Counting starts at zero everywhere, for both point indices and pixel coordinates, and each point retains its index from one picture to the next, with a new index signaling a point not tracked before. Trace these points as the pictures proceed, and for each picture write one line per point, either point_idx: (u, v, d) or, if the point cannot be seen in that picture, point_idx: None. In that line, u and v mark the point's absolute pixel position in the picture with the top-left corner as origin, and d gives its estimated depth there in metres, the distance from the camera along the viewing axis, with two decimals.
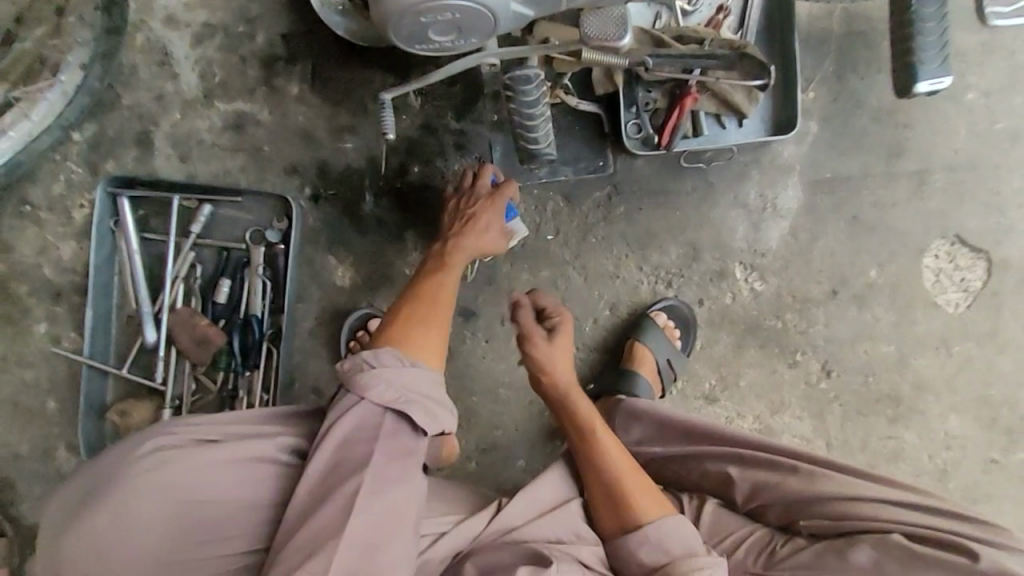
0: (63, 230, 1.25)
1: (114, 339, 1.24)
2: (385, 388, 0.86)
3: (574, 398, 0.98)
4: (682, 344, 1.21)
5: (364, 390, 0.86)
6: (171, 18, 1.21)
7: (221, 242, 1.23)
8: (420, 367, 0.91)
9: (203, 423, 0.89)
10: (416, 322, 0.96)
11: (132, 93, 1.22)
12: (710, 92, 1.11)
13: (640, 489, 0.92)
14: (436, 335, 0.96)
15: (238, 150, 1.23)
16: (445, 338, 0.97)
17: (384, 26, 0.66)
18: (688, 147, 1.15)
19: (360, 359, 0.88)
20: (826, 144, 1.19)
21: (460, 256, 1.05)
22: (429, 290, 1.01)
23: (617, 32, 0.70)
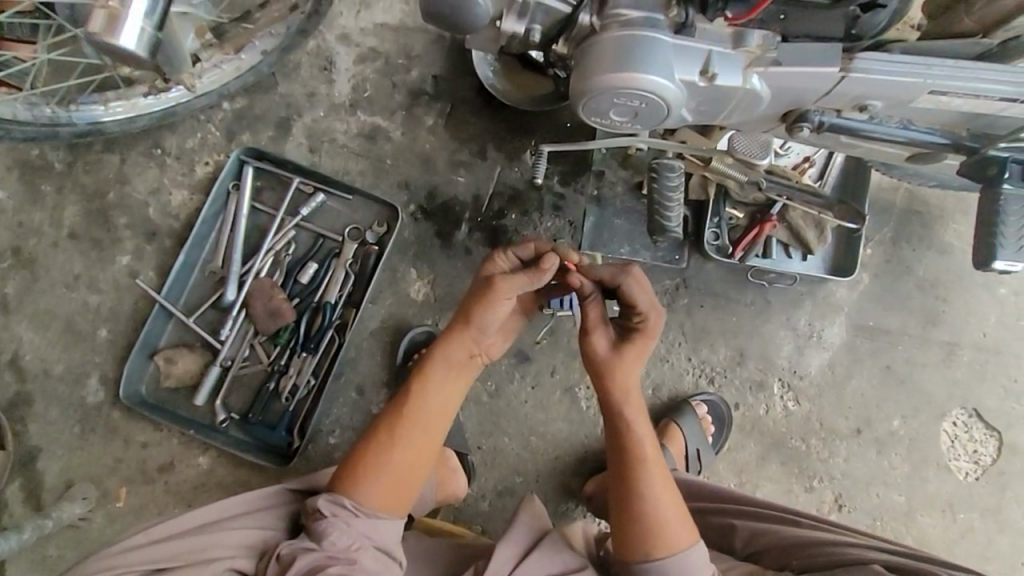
0: (181, 178, 1.35)
1: (192, 288, 1.30)
2: (341, 535, 0.86)
3: (624, 397, 0.92)
4: (713, 440, 1.27)
5: (322, 540, 0.85)
6: (345, 35, 1.39)
7: (320, 230, 1.32)
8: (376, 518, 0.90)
9: (138, 541, 0.86)
10: (374, 464, 0.92)
11: (289, 84, 1.37)
12: (786, 223, 1.27)
13: (672, 513, 0.90)
14: (393, 481, 0.92)
15: (363, 156, 1.36)
16: (406, 486, 0.92)
17: (580, 94, 0.79)
18: (757, 265, 1.29)
19: (318, 505, 0.88)
20: (873, 296, 1.33)
21: (441, 385, 0.94)
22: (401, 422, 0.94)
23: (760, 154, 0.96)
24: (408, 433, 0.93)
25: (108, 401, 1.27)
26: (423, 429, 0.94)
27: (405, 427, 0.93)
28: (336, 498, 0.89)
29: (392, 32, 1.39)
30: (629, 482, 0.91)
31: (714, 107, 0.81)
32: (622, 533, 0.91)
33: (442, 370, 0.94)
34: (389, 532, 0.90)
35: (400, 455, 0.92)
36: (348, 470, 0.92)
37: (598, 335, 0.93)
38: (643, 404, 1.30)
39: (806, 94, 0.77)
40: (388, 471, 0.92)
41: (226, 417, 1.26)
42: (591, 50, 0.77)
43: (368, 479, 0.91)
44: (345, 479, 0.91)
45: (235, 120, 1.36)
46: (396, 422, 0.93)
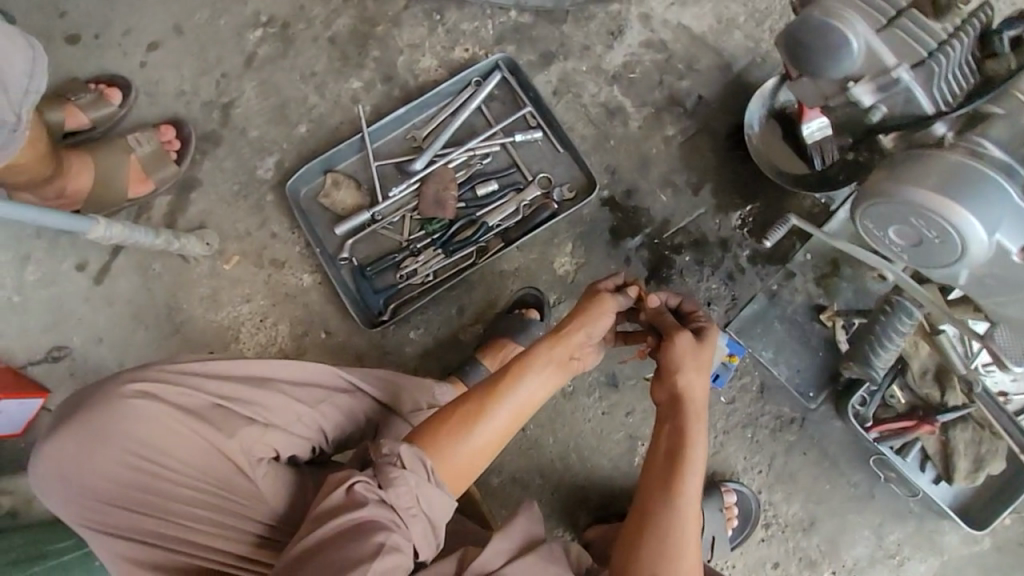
0: (439, 50, 1.42)
1: (390, 139, 1.37)
2: (407, 495, 0.82)
3: (686, 411, 0.88)
4: (733, 534, 1.19)
5: (390, 488, 0.81)
6: (647, 17, 1.40)
7: (519, 162, 1.35)
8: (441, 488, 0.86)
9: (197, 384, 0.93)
10: (460, 428, 0.91)
11: (573, 29, 1.41)
12: (942, 436, 1.15)
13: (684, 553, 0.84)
14: (468, 457, 0.90)
15: (594, 125, 1.37)
16: (475, 468, 0.91)
17: (882, 194, 0.75)
18: (886, 455, 1.16)
19: (396, 453, 0.83)
20: (980, 563, 1.18)
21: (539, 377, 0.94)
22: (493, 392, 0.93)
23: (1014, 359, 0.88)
24: (498, 417, 0.92)
25: (271, 183, 1.38)
26: (511, 418, 0.93)
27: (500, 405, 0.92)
28: (417, 453, 0.85)
29: (689, 38, 1.39)
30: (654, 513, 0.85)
31: (999, 282, 0.76)
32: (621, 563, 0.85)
33: (543, 370, 0.94)
34: (442, 505, 0.85)
35: (487, 435, 0.91)
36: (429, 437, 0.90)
37: (680, 337, 0.90)
38: None
39: None
40: (470, 444, 0.90)
41: (347, 258, 1.32)
42: (922, 162, 0.74)
43: (446, 444, 0.90)
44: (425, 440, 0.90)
45: (512, 30, 1.42)
46: (491, 399, 0.92)
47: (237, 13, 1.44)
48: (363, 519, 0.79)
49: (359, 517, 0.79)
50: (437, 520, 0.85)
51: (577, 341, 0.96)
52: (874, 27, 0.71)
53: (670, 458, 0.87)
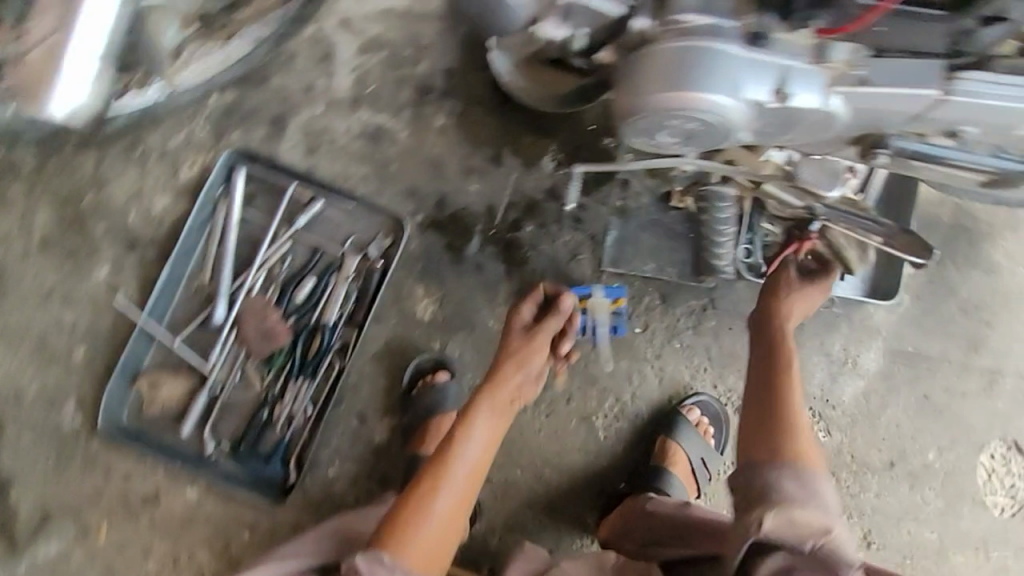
0: (163, 182, 1.22)
1: (178, 305, 1.18)
2: None
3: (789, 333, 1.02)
4: (716, 442, 1.21)
5: None
6: (347, 22, 1.24)
7: (318, 242, 1.20)
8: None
9: None
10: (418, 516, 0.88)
11: (283, 77, 1.23)
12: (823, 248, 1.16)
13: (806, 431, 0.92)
14: (436, 539, 0.89)
15: (366, 159, 1.23)
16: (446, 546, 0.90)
17: (626, 115, 0.68)
18: None
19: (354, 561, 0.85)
20: (914, 319, 1.24)
21: (479, 428, 0.92)
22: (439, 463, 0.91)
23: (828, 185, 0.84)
24: (452, 487, 0.90)
25: (86, 427, 1.16)
26: (465, 481, 0.91)
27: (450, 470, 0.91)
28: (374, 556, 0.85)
29: (399, 20, 1.25)
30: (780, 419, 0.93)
31: (781, 128, 0.70)
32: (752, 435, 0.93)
33: (485, 419, 0.92)
34: None
35: (445, 509, 0.89)
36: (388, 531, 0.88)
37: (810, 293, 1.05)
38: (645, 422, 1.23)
39: (890, 120, 0.66)
40: (433, 525, 0.89)
41: (217, 447, 1.16)
42: (643, 61, 0.66)
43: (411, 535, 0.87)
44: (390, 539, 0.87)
45: (223, 116, 1.23)
46: (442, 470, 0.90)
47: None
48: None
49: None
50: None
51: (514, 375, 0.94)
52: None
53: (786, 384, 0.96)
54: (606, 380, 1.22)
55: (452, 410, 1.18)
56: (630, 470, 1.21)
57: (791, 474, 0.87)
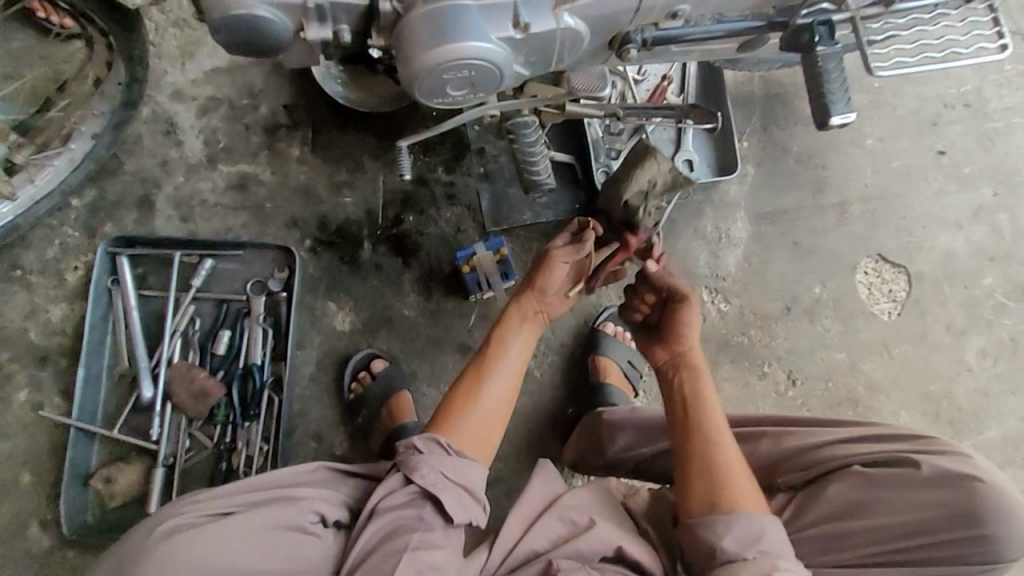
0: (54, 292, 1.25)
1: (107, 397, 1.22)
2: (429, 473, 0.89)
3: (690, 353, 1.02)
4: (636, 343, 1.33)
5: (414, 476, 0.89)
6: (178, 92, 1.30)
7: (220, 295, 1.26)
8: (464, 457, 0.93)
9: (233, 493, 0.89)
10: (470, 398, 0.98)
11: (136, 159, 1.29)
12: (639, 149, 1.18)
13: (739, 473, 0.91)
14: (484, 422, 0.97)
15: (240, 207, 1.30)
16: (495, 430, 0.97)
17: (410, 83, 0.78)
18: None
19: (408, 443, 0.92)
20: (763, 183, 1.40)
21: (525, 324, 1.06)
22: (495, 351, 1.02)
23: (600, 85, 0.95)
24: (500, 377, 1.00)
25: (56, 543, 1.18)
26: (512, 372, 1.02)
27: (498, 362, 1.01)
28: (434, 436, 0.92)
29: (226, 75, 1.32)
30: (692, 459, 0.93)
31: (542, 52, 0.81)
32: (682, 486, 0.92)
33: (523, 323, 1.05)
34: (468, 471, 0.92)
35: (496, 393, 0.99)
36: (445, 412, 0.97)
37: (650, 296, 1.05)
38: (573, 349, 1.33)
39: (619, 16, 0.79)
40: (486, 405, 0.98)
41: None
42: (406, 33, 0.75)
43: (462, 417, 0.96)
44: (443, 418, 0.96)
45: (91, 214, 1.27)
46: (496, 351, 1.02)
47: None
48: (382, 529, 0.87)
49: (386, 525, 0.87)
50: (466, 484, 0.91)
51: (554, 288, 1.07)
52: None
53: (690, 394, 0.99)
54: None
55: (403, 386, 1.26)
56: (573, 396, 1.31)
57: (728, 528, 0.86)
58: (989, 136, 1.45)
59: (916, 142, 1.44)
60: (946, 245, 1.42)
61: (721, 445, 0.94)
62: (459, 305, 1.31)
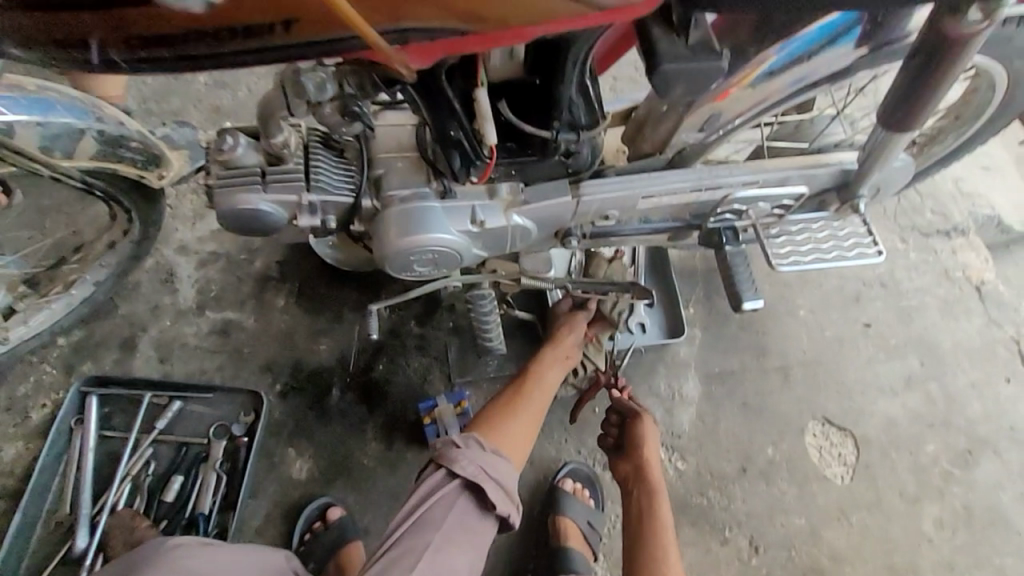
0: (14, 430, 1.26)
1: (36, 548, 1.16)
2: (468, 466, 1.03)
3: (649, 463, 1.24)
4: (595, 501, 1.32)
5: (454, 467, 1.03)
6: (183, 246, 1.46)
7: (181, 438, 1.28)
8: (500, 458, 1.07)
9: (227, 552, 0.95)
10: (504, 418, 1.16)
11: (130, 303, 1.39)
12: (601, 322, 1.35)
13: None
14: (518, 443, 1.14)
15: (218, 351, 1.37)
16: (525, 449, 1.14)
17: (383, 260, 0.93)
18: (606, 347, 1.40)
19: (449, 440, 1.07)
20: (710, 345, 1.53)
21: (548, 368, 1.26)
22: (528, 384, 1.23)
23: (545, 267, 1.08)
24: (527, 411, 1.18)
25: None
26: (537, 406, 1.20)
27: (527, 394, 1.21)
28: (473, 434, 1.07)
29: (229, 232, 1.48)
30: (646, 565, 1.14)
31: (496, 241, 0.97)
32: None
33: (548, 367, 1.26)
34: (505, 468, 1.06)
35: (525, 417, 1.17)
36: (484, 424, 1.15)
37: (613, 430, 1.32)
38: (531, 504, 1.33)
39: (560, 217, 0.96)
40: (514, 432, 1.14)
41: None
42: (382, 222, 0.91)
43: (500, 428, 1.14)
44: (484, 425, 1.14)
45: (73, 353, 1.33)
46: (524, 387, 1.22)
47: None
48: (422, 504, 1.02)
49: (421, 508, 1.01)
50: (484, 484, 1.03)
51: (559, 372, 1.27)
52: (260, 189, 0.86)
53: (643, 506, 1.20)
54: None
55: (355, 538, 1.22)
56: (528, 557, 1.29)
57: None
58: (909, 312, 1.63)
59: (843, 313, 1.61)
60: (886, 411, 1.51)
61: (659, 534, 1.16)
62: (419, 455, 1.32)
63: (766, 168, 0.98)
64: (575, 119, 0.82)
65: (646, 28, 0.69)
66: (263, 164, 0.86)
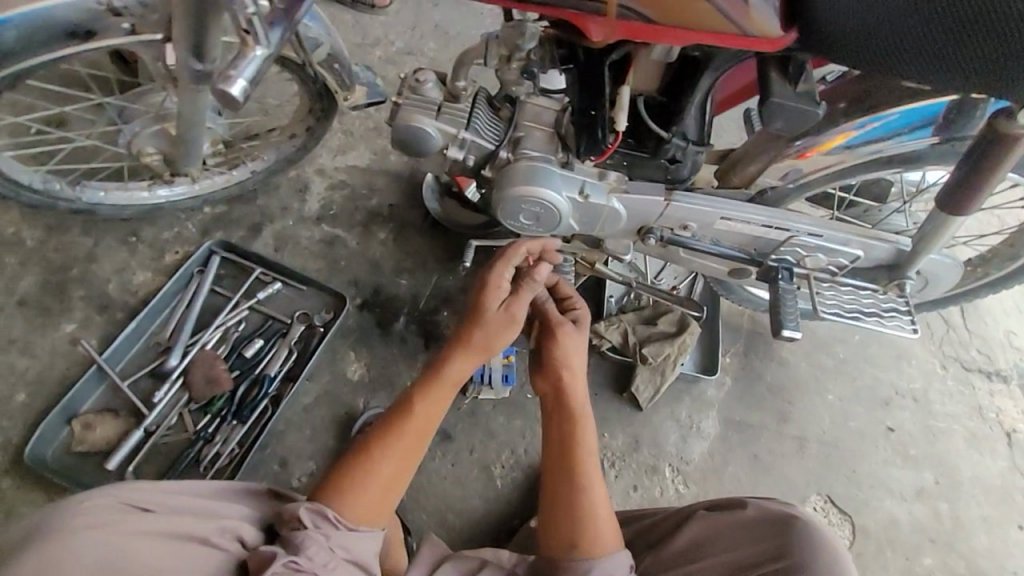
0: (149, 262, 1.50)
1: (133, 357, 1.37)
2: (324, 553, 0.85)
3: (571, 381, 1.08)
4: None
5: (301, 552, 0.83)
6: (321, 170, 1.73)
7: (272, 312, 1.49)
8: (363, 530, 0.92)
9: (162, 497, 0.86)
10: (364, 464, 0.97)
11: (267, 198, 1.65)
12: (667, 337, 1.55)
13: (602, 518, 1.01)
14: (376, 491, 0.96)
15: (321, 257, 1.61)
16: (389, 500, 0.97)
17: (499, 201, 1.13)
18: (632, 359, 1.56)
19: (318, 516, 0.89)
20: (737, 395, 1.63)
21: (444, 386, 1.04)
22: (409, 423, 1.00)
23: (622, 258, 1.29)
24: (399, 446, 0.99)
25: (3, 469, 1.22)
26: (414, 438, 1.00)
27: (398, 443, 0.99)
28: (323, 509, 0.90)
29: (360, 170, 1.75)
30: (561, 480, 1.03)
31: (590, 218, 1.17)
32: (550, 524, 1.02)
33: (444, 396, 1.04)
34: (371, 542, 0.92)
35: (390, 468, 0.97)
36: (347, 470, 0.97)
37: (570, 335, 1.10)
38: (539, 471, 1.41)
39: (649, 214, 1.15)
40: (379, 474, 0.96)
41: None
42: (511, 171, 1.12)
43: (358, 486, 0.95)
44: (336, 485, 0.95)
45: (212, 220, 1.59)
46: (407, 422, 1.00)
47: None
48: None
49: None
50: (362, 560, 0.90)
51: (457, 370, 1.05)
52: (432, 115, 1.09)
53: (561, 405, 1.08)
54: (500, 435, 1.44)
55: None
56: (522, 513, 1.37)
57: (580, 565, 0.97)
58: (934, 431, 1.68)
59: (869, 410, 1.69)
60: (890, 511, 1.55)
61: (583, 442, 1.05)
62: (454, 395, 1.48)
63: (832, 226, 1.15)
64: (688, 131, 1.04)
65: (767, 71, 0.89)
66: (441, 100, 1.10)
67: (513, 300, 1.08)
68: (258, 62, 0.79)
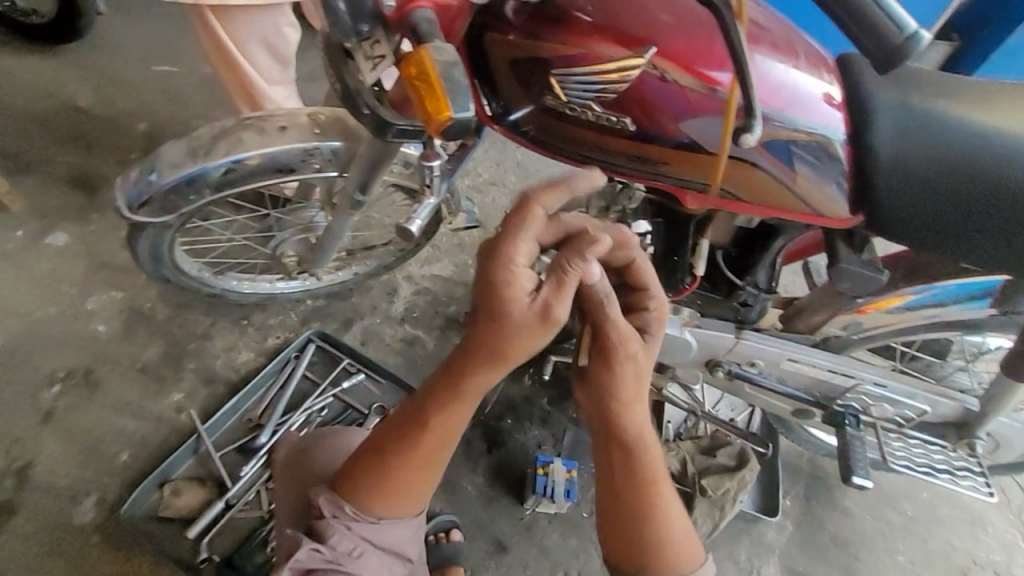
0: (254, 344, 1.68)
1: (226, 430, 1.49)
2: (345, 541, 0.95)
3: (619, 403, 0.89)
4: None
5: (327, 542, 0.95)
6: (410, 275, 1.93)
7: (352, 402, 1.61)
8: (389, 522, 0.99)
9: None
10: (382, 469, 0.95)
11: (360, 296, 1.85)
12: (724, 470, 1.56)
13: (656, 553, 0.94)
14: (408, 478, 0.95)
15: (401, 355, 1.75)
16: (423, 488, 0.97)
17: None
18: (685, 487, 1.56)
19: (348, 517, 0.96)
20: (798, 543, 1.58)
21: (462, 406, 0.89)
22: (412, 432, 0.93)
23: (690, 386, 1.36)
24: (416, 451, 0.93)
25: (93, 524, 1.31)
26: (434, 443, 0.93)
27: (416, 450, 0.93)
28: (340, 503, 0.97)
29: (443, 279, 1.95)
30: (616, 496, 0.95)
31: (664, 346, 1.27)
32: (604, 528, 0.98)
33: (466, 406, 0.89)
34: (393, 531, 0.99)
35: (406, 475, 0.95)
36: (359, 478, 0.97)
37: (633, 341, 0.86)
38: None
39: (719, 348, 1.25)
40: (396, 478, 0.94)
41: (207, 556, 1.28)
42: None
43: (370, 494, 0.96)
44: (350, 485, 0.97)
45: (311, 312, 1.78)
46: (415, 436, 0.93)
47: (31, 378, 1.50)
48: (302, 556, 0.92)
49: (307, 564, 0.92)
50: (395, 548, 1.00)
51: (472, 387, 0.85)
52: None
53: (615, 434, 0.92)
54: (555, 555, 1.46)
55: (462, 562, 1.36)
56: None
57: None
58: None
59: None
60: None
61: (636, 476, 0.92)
62: (512, 506, 1.51)
63: (897, 378, 1.21)
64: (759, 281, 1.17)
65: (834, 241, 1.02)
66: None
67: (553, 295, 0.73)
68: (429, 208, 0.98)
